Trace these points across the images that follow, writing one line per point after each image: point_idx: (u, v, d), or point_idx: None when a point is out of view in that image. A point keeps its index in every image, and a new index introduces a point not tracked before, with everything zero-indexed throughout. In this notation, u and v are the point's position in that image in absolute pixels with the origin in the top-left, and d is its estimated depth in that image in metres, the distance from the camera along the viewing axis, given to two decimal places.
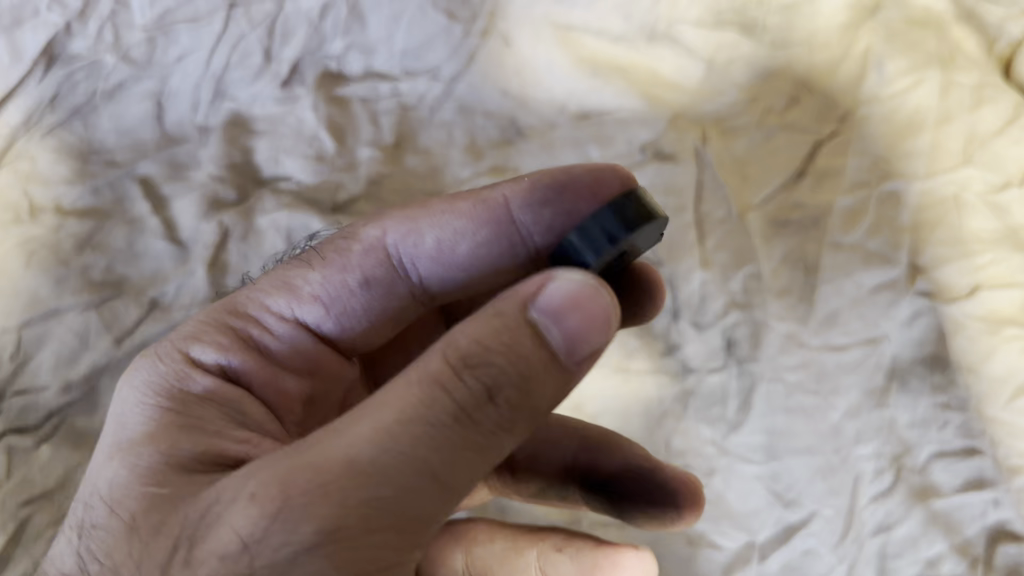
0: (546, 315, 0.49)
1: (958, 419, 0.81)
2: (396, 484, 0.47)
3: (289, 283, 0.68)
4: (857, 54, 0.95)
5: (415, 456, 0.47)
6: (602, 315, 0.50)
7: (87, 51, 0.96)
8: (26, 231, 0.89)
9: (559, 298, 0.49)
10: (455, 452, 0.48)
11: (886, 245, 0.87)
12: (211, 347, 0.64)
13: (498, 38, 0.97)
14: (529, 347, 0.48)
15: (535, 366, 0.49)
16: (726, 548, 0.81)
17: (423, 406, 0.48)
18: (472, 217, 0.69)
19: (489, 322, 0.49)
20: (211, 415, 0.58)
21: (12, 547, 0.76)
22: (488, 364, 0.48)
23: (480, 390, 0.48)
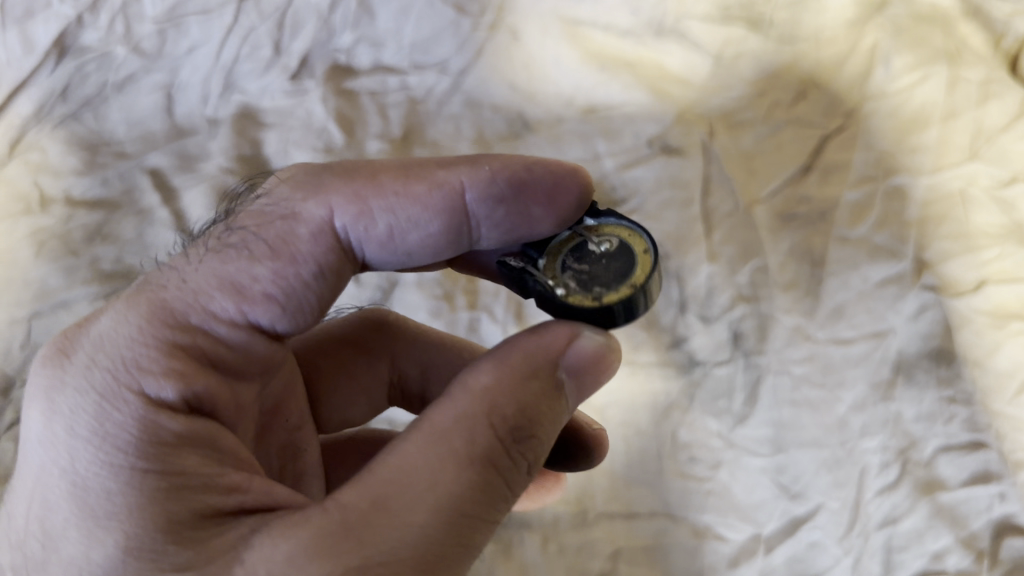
0: (571, 377, 0.56)
1: (964, 412, 0.80)
2: (461, 565, 0.49)
3: (229, 280, 0.57)
4: (864, 49, 0.95)
5: (475, 528, 0.50)
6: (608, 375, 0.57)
7: (98, 43, 0.97)
8: (38, 221, 0.89)
9: (587, 362, 0.56)
10: (496, 516, 0.51)
11: (892, 239, 0.87)
12: (165, 379, 0.54)
13: (506, 32, 0.98)
14: (553, 412, 0.55)
15: (553, 430, 0.55)
16: (732, 540, 0.81)
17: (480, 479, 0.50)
18: (432, 207, 0.61)
19: (528, 393, 0.53)
20: (196, 463, 0.52)
21: None
22: (530, 434, 0.53)
23: (523, 463, 0.52)
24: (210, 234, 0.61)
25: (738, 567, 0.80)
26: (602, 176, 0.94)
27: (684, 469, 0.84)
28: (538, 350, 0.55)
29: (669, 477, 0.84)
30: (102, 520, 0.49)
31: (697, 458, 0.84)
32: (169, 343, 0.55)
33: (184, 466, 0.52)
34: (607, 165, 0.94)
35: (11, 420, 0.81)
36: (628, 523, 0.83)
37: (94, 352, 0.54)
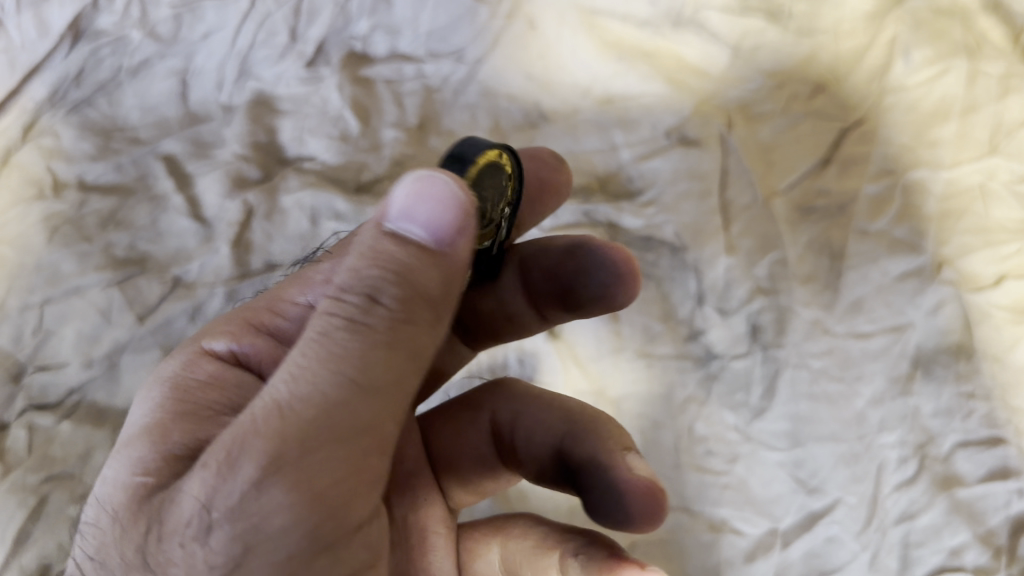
0: (400, 218, 0.46)
1: (983, 408, 0.81)
2: (319, 405, 0.44)
3: (304, 275, 0.66)
4: (883, 42, 0.95)
5: (331, 373, 0.44)
6: (454, 199, 0.46)
7: (113, 27, 0.96)
8: (50, 206, 0.89)
9: (404, 198, 0.46)
10: (361, 360, 0.45)
11: (911, 233, 0.87)
12: (219, 336, 0.60)
13: (523, 21, 0.97)
14: (394, 251, 0.46)
15: (410, 264, 0.46)
16: (749, 534, 0.80)
17: (328, 334, 0.45)
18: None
19: (367, 245, 0.46)
20: (215, 398, 0.55)
21: (31, 523, 0.75)
22: (365, 276, 0.45)
23: (363, 300, 0.45)
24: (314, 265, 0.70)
25: (755, 562, 0.79)
26: (619, 166, 0.93)
27: (700, 462, 0.82)
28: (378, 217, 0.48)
29: (685, 470, 0.82)
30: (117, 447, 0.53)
31: (714, 451, 0.83)
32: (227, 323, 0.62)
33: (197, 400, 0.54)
34: (624, 156, 0.93)
35: (23, 406, 0.80)
36: None
37: None
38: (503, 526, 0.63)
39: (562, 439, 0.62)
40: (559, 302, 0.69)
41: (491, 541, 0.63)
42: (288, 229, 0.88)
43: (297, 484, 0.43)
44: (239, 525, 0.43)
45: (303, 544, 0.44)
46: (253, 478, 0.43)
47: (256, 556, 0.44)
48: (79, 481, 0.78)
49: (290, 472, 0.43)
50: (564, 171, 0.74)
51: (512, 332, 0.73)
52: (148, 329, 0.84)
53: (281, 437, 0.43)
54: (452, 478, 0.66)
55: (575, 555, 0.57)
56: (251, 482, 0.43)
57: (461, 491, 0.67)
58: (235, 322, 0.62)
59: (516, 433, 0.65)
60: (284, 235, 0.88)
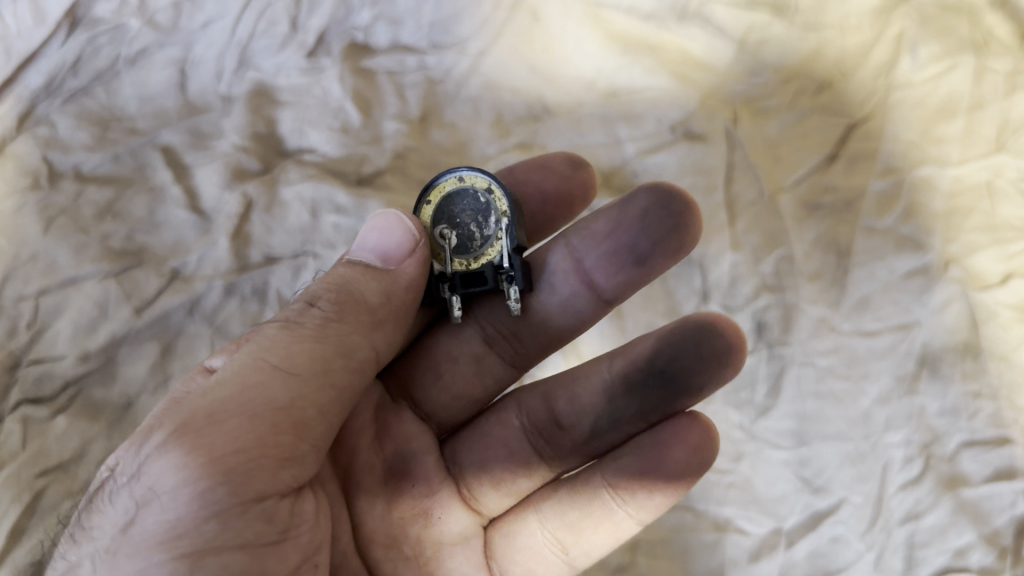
0: (356, 250, 0.62)
1: (989, 407, 0.81)
2: (243, 380, 0.54)
3: None
4: (890, 37, 0.93)
5: (257, 359, 0.55)
6: (399, 228, 0.62)
7: (111, 15, 0.93)
8: (45, 197, 0.87)
9: (363, 233, 0.63)
10: (288, 349, 0.55)
11: (919, 230, 0.87)
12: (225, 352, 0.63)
13: (527, 13, 0.96)
14: (342, 271, 0.60)
15: (351, 277, 0.60)
16: (754, 534, 0.79)
17: (271, 331, 0.57)
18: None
19: (323, 277, 0.61)
20: None
21: (26, 518, 0.75)
22: (315, 292, 0.59)
23: (305, 305, 0.58)
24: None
25: (759, 562, 0.78)
26: (623, 161, 0.92)
27: None
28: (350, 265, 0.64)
29: None
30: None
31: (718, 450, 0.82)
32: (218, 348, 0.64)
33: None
34: (628, 150, 0.93)
35: (17, 400, 0.79)
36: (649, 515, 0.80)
37: None
38: (534, 501, 0.67)
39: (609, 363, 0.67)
40: (629, 256, 0.70)
41: (527, 515, 0.67)
42: (288, 221, 0.88)
43: (195, 445, 0.51)
44: (147, 480, 0.51)
45: (192, 505, 0.50)
46: (166, 436, 0.52)
47: (152, 512, 0.50)
48: (75, 476, 0.77)
49: (202, 428, 0.51)
50: (580, 173, 0.76)
51: (563, 316, 0.71)
52: (145, 323, 0.83)
53: (200, 405, 0.53)
54: (482, 480, 0.69)
55: (617, 457, 0.65)
56: (164, 442, 0.52)
57: (492, 490, 0.69)
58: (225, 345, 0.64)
59: (558, 401, 0.69)
60: (284, 227, 0.88)
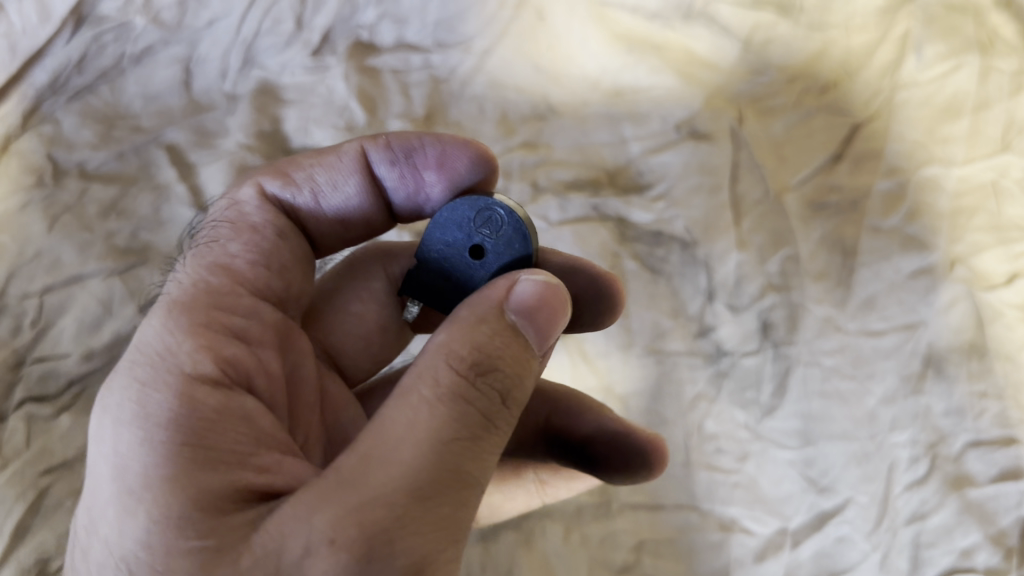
0: (521, 314, 0.50)
1: (995, 407, 0.80)
2: (452, 500, 0.46)
3: (243, 225, 0.63)
4: (896, 37, 0.93)
5: (458, 471, 0.46)
6: (564, 310, 0.52)
7: (116, 13, 0.93)
8: (50, 195, 0.87)
9: (529, 297, 0.50)
10: (474, 459, 0.47)
11: (925, 230, 0.87)
12: (196, 353, 0.53)
13: (532, 12, 0.96)
14: (516, 347, 0.49)
15: (523, 365, 0.50)
16: (759, 534, 0.79)
17: (447, 420, 0.46)
18: (340, 167, 0.66)
19: (465, 333, 0.49)
20: (225, 433, 0.50)
21: (30, 517, 0.75)
22: (497, 371, 0.48)
23: (493, 394, 0.48)
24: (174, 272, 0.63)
25: (764, 562, 0.78)
26: (628, 161, 0.92)
27: (710, 460, 0.82)
28: (479, 302, 0.50)
29: (695, 469, 0.81)
30: (134, 498, 0.47)
31: (724, 449, 0.82)
32: (187, 325, 0.54)
33: (170, 421, 0.49)
34: (633, 150, 0.93)
35: (21, 398, 0.79)
36: (652, 514, 0.80)
37: (135, 356, 0.53)
38: None
39: (555, 412, 0.76)
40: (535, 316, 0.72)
41: None
42: None
43: None
44: None
45: None
46: None
47: None
48: (78, 474, 0.77)
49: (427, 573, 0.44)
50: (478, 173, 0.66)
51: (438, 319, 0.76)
52: None
53: (409, 531, 0.44)
54: None
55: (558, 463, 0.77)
56: None
57: None
58: (184, 325, 0.54)
59: None
60: None
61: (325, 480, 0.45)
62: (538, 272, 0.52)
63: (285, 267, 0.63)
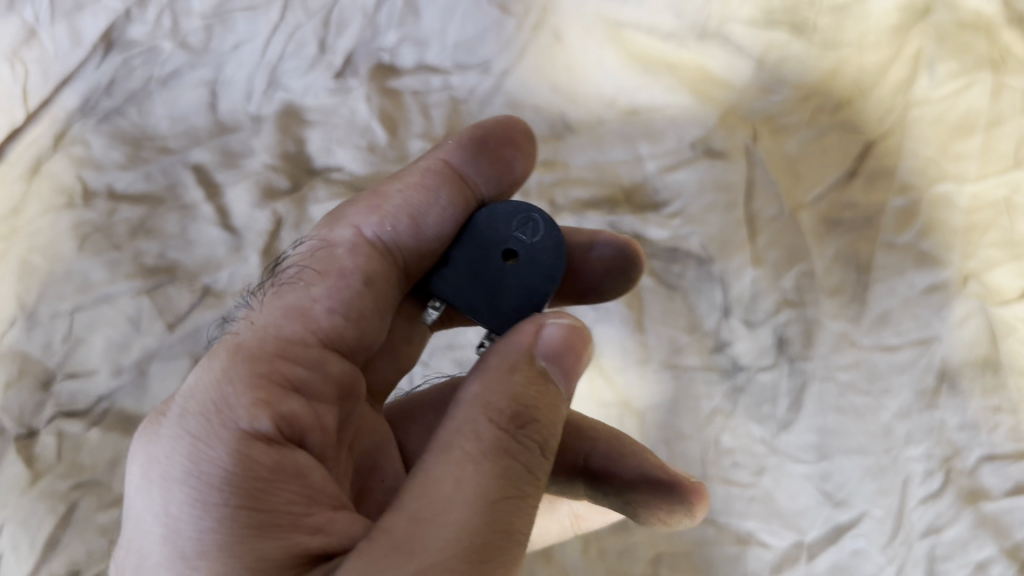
0: (549, 359, 0.52)
1: (1009, 421, 0.81)
2: (508, 558, 0.46)
3: (328, 270, 0.61)
4: (907, 56, 0.94)
5: (513, 529, 0.47)
6: (586, 352, 0.54)
7: (144, 37, 0.96)
8: (80, 215, 0.89)
9: (556, 342, 0.52)
10: (522, 515, 0.48)
11: (938, 246, 0.88)
12: (257, 408, 0.51)
13: (550, 33, 0.97)
14: (550, 395, 0.51)
15: (556, 413, 0.51)
16: (776, 547, 0.80)
17: (495, 477, 0.47)
18: (428, 184, 0.64)
19: (503, 387, 0.50)
20: (283, 494, 0.49)
21: (61, 529, 0.77)
22: (535, 423, 0.50)
23: (534, 446, 0.49)
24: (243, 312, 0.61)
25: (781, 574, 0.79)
26: (644, 178, 0.94)
27: (726, 474, 0.83)
28: (510, 350, 0.52)
29: (712, 482, 0.83)
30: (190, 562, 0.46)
31: (740, 463, 0.83)
32: (247, 375, 0.53)
33: (225, 481, 0.48)
34: (649, 167, 0.94)
35: (51, 413, 0.81)
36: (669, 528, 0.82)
37: (187, 401, 0.52)
38: None
39: (592, 455, 0.71)
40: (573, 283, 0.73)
41: None
42: None
43: None
44: None
45: None
46: None
47: None
48: (107, 488, 0.79)
49: None
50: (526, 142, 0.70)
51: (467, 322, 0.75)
52: (177, 338, 0.85)
53: None
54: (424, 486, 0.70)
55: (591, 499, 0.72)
56: None
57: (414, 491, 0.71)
58: (240, 374, 0.53)
59: None
60: None
61: (379, 543, 0.46)
62: (561, 315, 0.54)
63: (363, 317, 0.61)
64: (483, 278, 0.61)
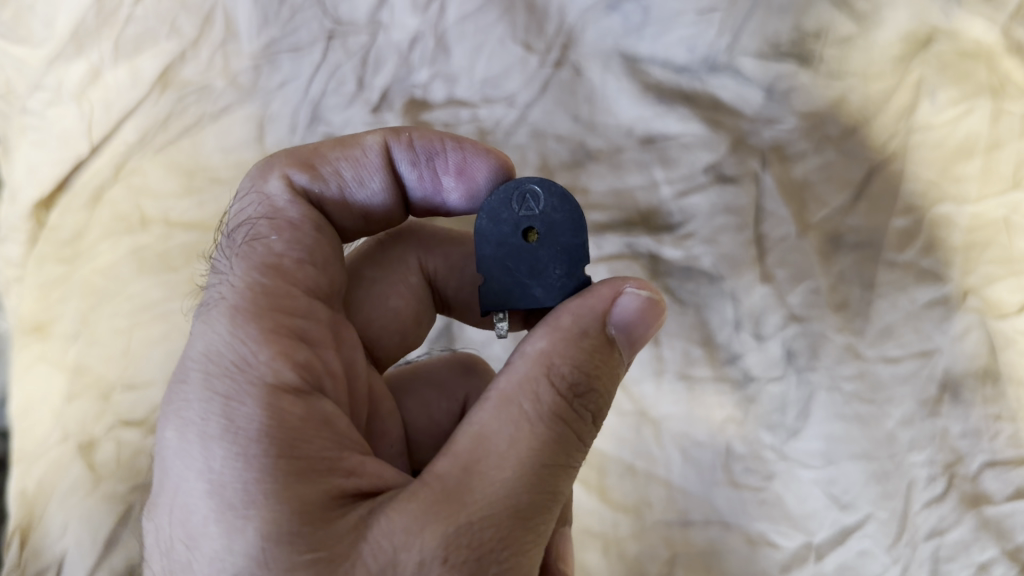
0: (620, 330, 0.59)
1: (1009, 429, 0.86)
2: (545, 514, 0.54)
3: (278, 218, 0.66)
4: (910, 84, 0.99)
5: (553, 488, 0.54)
6: (654, 330, 0.61)
7: (198, 77, 1.04)
8: (137, 240, 0.97)
9: (630, 313, 0.59)
10: (563, 475, 0.55)
11: (938, 263, 0.93)
12: (275, 366, 0.57)
13: (570, 69, 1.05)
14: (610, 363, 0.59)
15: (606, 385, 0.59)
16: (785, 547, 0.85)
17: (548, 440, 0.54)
18: (366, 164, 0.72)
19: (570, 353, 0.57)
20: (316, 442, 0.55)
21: (119, 528, 0.83)
22: (590, 391, 0.57)
23: (584, 413, 0.57)
24: (215, 269, 0.65)
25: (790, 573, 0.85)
26: (660, 202, 1.00)
27: (737, 478, 0.88)
28: (583, 311, 0.58)
29: (721, 486, 0.88)
30: (236, 511, 0.50)
31: (753, 469, 0.88)
32: (258, 335, 0.58)
33: (264, 434, 0.53)
34: (664, 192, 1.00)
35: (111, 422, 0.88)
36: (685, 530, 0.87)
37: (208, 364, 0.56)
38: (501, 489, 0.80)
39: None
40: None
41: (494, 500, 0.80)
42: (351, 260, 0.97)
43: None
44: None
45: None
46: None
47: None
48: None
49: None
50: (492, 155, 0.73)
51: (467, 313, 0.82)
52: None
53: (509, 544, 0.51)
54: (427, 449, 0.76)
55: None
56: None
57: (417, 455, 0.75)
58: (256, 335, 0.58)
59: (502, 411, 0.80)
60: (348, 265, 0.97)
61: (434, 487, 0.52)
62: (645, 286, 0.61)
63: (329, 265, 0.67)
64: (519, 266, 0.63)
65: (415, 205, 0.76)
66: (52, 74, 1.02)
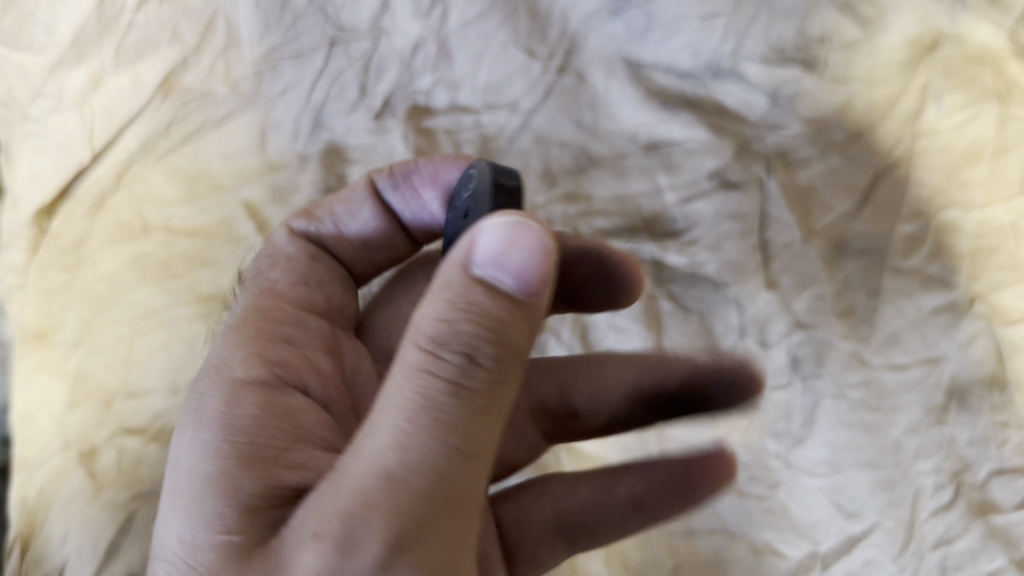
0: (488, 270, 0.52)
1: (1016, 436, 0.84)
2: (437, 473, 0.51)
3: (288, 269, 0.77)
4: (915, 89, 0.99)
5: (444, 443, 0.51)
6: (540, 247, 0.52)
7: (200, 83, 1.06)
8: (139, 247, 0.96)
9: (489, 250, 0.52)
10: (469, 430, 0.52)
11: (944, 269, 0.91)
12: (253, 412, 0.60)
13: (573, 75, 1.06)
14: (490, 307, 0.52)
15: (501, 323, 0.52)
16: (791, 556, 0.84)
17: (419, 403, 0.51)
18: (355, 200, 0.81)
19: (446, 304, 0.52)
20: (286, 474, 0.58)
21: (119, 537, 0.81)
22: (460, 335, 0.51)
23: (461, 359, 0.51)
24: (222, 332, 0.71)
25: None
26: (663, 209, 0.99)
27: (743, 487, 0.87)
28: (446, 264, 0.53)
29: (725, 495, 0.87)
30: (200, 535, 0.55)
31: (758, 477, 0.88)
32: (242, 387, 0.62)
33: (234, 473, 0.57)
34: (668, 199, 1.00)
35: (112, 430, 0.86)
36: (688, 539, 0.86)
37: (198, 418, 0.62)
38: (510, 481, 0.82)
39: None
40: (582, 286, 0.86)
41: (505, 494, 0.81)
42: None
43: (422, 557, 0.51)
44: None
45: None
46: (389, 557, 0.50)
47: None
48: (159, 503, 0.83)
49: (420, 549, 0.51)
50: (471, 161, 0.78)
51: None
52: None
53: (389, 509, 0.50)
54: None
55: None
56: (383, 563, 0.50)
57: None
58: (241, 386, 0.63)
59: None
60: None
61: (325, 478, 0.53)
62: (513, 214, 0.53)
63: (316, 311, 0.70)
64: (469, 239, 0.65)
65: (408, 233, 0.83)
66: (54, 81, 1.04)
